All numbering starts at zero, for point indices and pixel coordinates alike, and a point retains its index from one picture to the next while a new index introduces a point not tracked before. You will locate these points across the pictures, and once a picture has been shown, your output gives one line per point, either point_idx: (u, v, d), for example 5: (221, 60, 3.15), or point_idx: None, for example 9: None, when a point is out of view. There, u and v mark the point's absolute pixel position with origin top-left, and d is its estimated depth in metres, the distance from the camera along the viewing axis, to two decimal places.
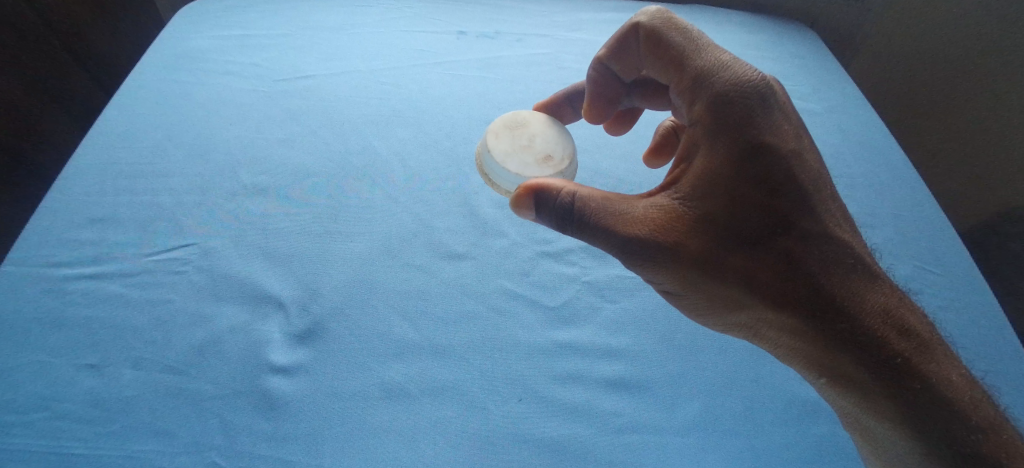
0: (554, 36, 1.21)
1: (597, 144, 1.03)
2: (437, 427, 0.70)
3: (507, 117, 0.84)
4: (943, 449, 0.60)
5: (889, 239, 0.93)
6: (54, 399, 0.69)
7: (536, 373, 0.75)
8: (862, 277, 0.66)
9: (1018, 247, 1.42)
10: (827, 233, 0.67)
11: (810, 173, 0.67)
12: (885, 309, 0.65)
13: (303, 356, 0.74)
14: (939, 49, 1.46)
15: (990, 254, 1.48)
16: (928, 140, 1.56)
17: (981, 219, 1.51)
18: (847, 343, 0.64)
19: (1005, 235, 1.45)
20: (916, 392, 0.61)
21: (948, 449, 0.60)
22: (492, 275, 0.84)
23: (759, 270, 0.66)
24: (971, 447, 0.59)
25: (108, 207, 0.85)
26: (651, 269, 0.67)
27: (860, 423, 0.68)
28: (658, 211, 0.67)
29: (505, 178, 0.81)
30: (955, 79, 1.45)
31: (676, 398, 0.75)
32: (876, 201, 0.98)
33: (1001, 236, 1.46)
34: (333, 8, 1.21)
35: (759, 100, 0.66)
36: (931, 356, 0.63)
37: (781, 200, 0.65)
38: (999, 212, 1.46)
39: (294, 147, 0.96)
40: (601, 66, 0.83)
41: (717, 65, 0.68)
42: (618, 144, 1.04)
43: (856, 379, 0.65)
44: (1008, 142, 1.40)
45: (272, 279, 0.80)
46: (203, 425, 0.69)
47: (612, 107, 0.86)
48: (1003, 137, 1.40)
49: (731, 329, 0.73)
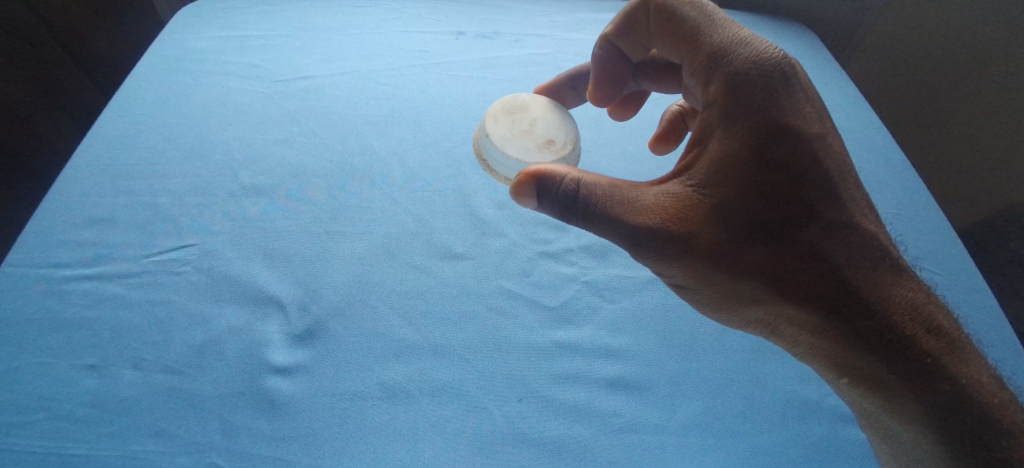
0: (552, 37, 1.17)
1: (592, 144, 0.97)
2: (437, 428, 0.68)
3: (506, 100, 0.81)
4: (975, 455, 0.56)
5: (912, 233, 0.88)
6: (53, 400, 0.68)
7: (536, 373, 0.72)
8: (889, 270, 0.62)
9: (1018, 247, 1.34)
10: (852, 223, 0.62)
11: (834, 158, 0.63)
12: (913, 305, 0.61)
13: (302, 356, 0.72)
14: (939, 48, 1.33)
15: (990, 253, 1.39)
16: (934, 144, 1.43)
17: (979, 218, 1.41)
18: (873, 340, 0.60)
19: (1005, 235, 1.36)
20: (946, 395, 0.57)
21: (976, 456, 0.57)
22: (492, 275, 0.81)
23: (778, 263, 0.62)
24: (1003, 453, 0.56)
25: (108, 208, 0.83)
26: (660, 261, 0.64)
27: (883, 426, 0.64)
28: (670, 199, 0.63)
29: (505, 164, 0.77)
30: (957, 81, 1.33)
31: (690, 400, 0.71)
32: (897, 196, 0.93)
33: (1000, 236, 1.37)
34: (331, 9, 1.19)
35: (780, 79, 0.62)
36: (962, 357, 0.59)
37: (802, 188, 0.61)
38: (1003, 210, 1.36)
39: (293, 147, 0.94)
40: (607, 44, 0.80)
41: (735, 41, 0.64)
42: (613, 143, 0.97)
43: (881, 379, 0.60)
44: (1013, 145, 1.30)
45: (269, 279, 0.78)
46: (203, 425, 0.67)
47: (617, 89, 0.83)
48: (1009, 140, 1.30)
49: (747, 326, 0.69)
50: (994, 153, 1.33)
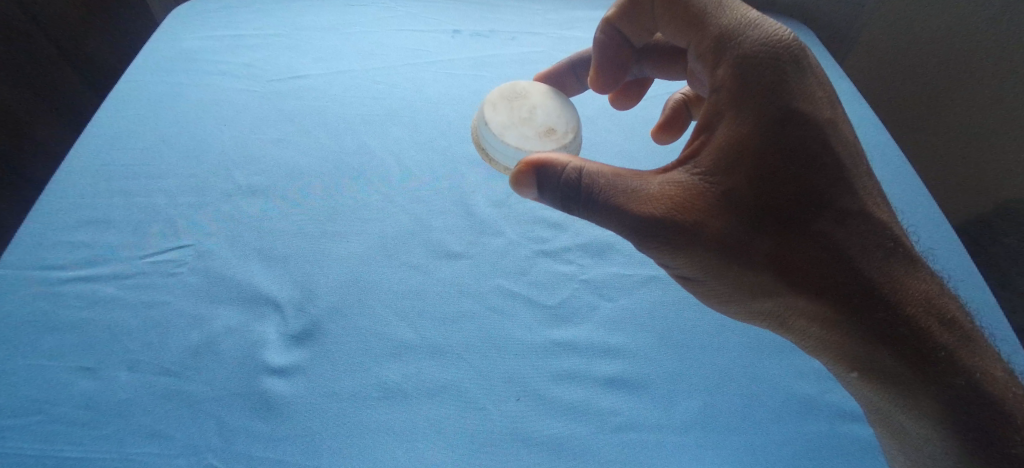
0: (547, 35, 1.15)
1: (590, 142, 0.94)
2: (435, 428, 0.66)
3: (505, 88, 0.79)
4: (989, 453, 0.54)
5: (926, 222, 0.85)
6: (48, 402, 0.66)
7: (534, 372, 0.70)
8: (904, 261, 0.60)
9: (1014, 242, 1.27)
10: (866, 212, 0.60)
11: (845, 145, 0.61)
12: (929, 298, 0.58)
13: (300, 357, 0.70)
14: (933, 45, 1.26)
15: (986, 249, 1.32)
16: (931, 142, 1.36)
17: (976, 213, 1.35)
18: (887, 333, 0.57)
19: (1001, 232, 1.30)
20: (959, 389, 0.55)
21: (986, 452, 0.54)
22: (489, 274, 0.79)
23: (787, 254, 0.59)
24: (1016, 449, 0.54)
25: (102, 209, 0.82)
26: (664, 252, 0.62)
27: (894, 422, 0.62)
28: (676, 187, 0.61)
29: (504, 152, 0.76)
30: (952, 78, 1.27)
31: (696, 398, 0.69)
32: (911, 184, 0.89)
33: (995, 230, 1.31)
34: (325, 8, 1.17)
35: (792, 62, 0.60)
36: (976, 350, 0.57)
37: (813, 175, 0.59)
38: (997, 205, 1.30)
39: (288, 146, 0.92)
40: (608, 28, 0.78)
41: (745, 24, 0.62)
42: (613, 142, 0.94)
43: (894, 374, 0.58)
44: (1007, 143, 1.24)
45: (266, 280, 0.76)
46: (199, 427, 0.65)
47: (621, 74, 0.81)
48: (1002, 139, 1.25)
49: (755, 319, 0.67)
50: (990, 145, 1.27)
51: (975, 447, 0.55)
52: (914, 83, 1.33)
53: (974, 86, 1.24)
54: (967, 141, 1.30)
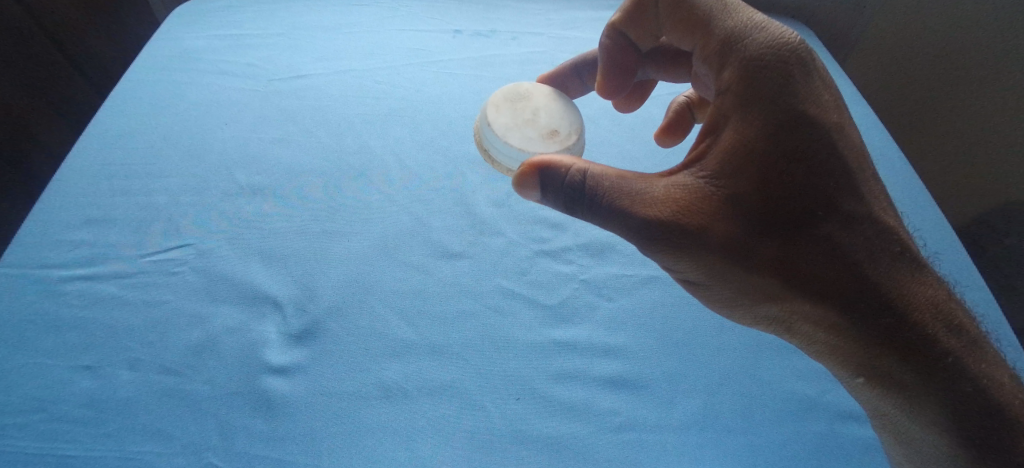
0: (548, 35, 1.15)
1: (591, 142, 0.94)
2: (436, 426, 0.66)
3: (507, 89, 0.79)
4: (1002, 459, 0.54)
5: (927, 224, 0.85)
6: (49, 400, 0.66)
7: (534, 372, 0.70)
8: (911, 265, 0.59)
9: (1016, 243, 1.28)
10: (872, 216, 0.60)
11: (853, 149, 0.60)
12: (936, 303, 0.58)
13: (300, 356, 0.70)
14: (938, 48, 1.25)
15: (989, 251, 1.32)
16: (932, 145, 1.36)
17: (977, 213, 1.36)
18: (893, 339, 0.57)
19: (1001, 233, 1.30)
20: (967, 396, 0.55)
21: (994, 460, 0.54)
22: (490, 274, 0.79)
23: (794, 257, 0.59)
24: None
25: (103, 207, 0.82)
26: (670, 255, 0.61)
27: (900, 428, 0.61)
28: (680, 190, 0.61)
29: (507, 154, 0.76)
30: (957, 81, 1.26)
31: (696, 399, 0.69)
32: (912, 186, 0.89)
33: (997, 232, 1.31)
34: (326, 8, 1.17)
35: (799, 65, 0.60)
36: (982, 355, 0.57)
37: (820, 178, 0.59)
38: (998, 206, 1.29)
39: (289, 146, 0.92)
40: (614, 34, 0.78)
41: (750, 27, 0.62)
42: (614, 142, 0.94)
43: (901, 380, 0.58)
44: (1007, 153, 1.24)
45: (267, 279, 0.76)
46: (200, 425, 0.65)
47: (627, 78, 0.80)
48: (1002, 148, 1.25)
49: (759, 323, 0.66)
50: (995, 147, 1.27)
51: (978, 453, 0.55)
52: (917, 86, 1.32)
53: (975, 91, 1.24)
54: (966, 145, 1.31)
